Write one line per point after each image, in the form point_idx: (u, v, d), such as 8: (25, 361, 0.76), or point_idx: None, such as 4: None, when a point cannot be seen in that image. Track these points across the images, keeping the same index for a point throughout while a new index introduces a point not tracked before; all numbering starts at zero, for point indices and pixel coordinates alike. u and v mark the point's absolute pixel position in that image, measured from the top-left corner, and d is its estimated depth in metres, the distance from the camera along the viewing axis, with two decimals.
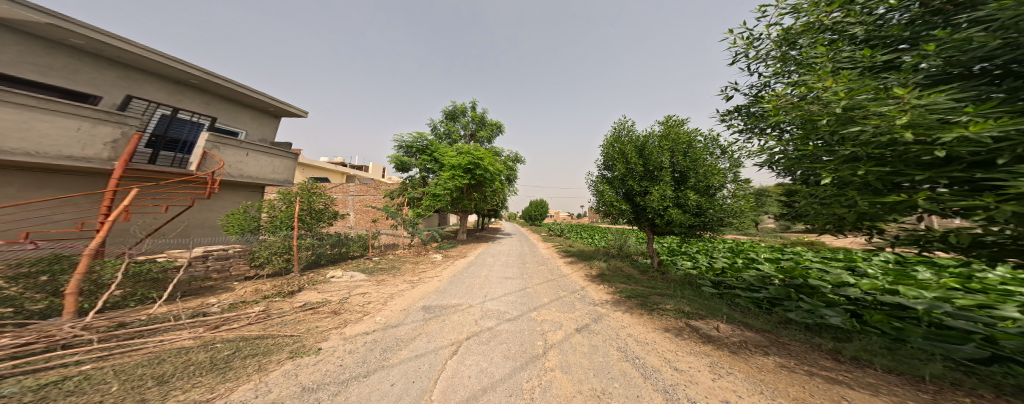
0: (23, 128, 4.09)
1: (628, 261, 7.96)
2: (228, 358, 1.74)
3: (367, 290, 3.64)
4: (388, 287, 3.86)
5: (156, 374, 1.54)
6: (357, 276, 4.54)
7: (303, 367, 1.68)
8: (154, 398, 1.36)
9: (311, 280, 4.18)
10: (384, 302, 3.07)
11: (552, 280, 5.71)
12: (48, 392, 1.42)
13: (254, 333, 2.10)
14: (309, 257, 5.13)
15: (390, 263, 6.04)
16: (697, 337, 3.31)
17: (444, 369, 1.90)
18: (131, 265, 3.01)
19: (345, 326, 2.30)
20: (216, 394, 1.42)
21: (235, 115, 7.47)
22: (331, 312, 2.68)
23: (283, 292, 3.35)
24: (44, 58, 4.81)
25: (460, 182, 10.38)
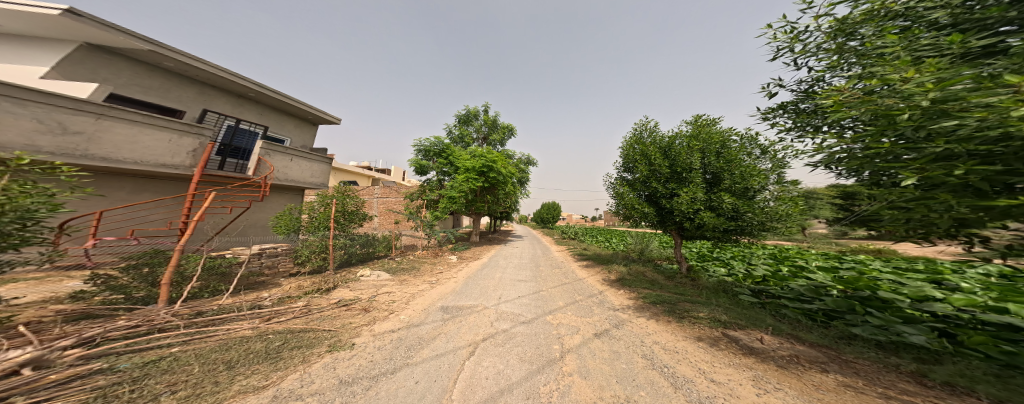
0: (132, 141, 5.02)
1: (650, 267, 7.51)
2: (280, 348, 2.00)
3: (391, 289, 3.91)
4: (410, 287, 4.10)
5: (225, 360, 1.82)
6: (383, 275, 4.87)
7: (340, 361, 1.87)
8: (221, 382, 1.60)
9: (344, 277, 4.59)
10: (407, 302, 3.27)
11: (568, 284, 5.60)
12: (149, 369, 1.75)
13: (299, 326, 2.38)
14: (343, 255, 5.60)
15: (410, 264, 6.38)
16: (736, 348, 3.03)
17: (463, 370, 1.98)
18: (206, 261, 3.56)
19: (374, 324, 2.51)
20: (270, 382, 1.63)
21: (282, 124, 8.34)
22: (362, 309, 2.94)
23: (321, 289, 3.72)
24: (146, 80, 5.77)
25: (473, 185, 10.56)
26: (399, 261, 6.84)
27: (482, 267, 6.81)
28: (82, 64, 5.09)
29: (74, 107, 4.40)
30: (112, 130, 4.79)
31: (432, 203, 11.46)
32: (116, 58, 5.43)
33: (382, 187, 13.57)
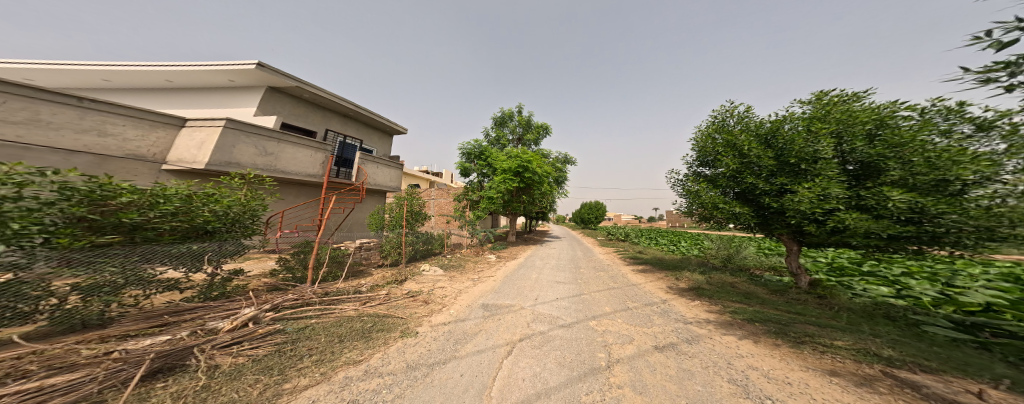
0: (296, 158, 7.20)
1: (729, 279, 5.95)
2: (370, 329, 2.58)
3: (443, 284, 4.42)
4: (458, 283, 4.54)
5: (337, 334, 2.48)
6: (438, 271, 5.56)
7: (408, 347, 2.26)
8: (327, 355, 2.19)
9: (410, 270, 5.45)
10: (456, 297, 3.65)
11: (617, 291, 5.04)
12: (298, 334, 2.58)
13: (382, 312, 3.00)
14: (413, 250, 6.65)
15: (458, 261, 7.06)
16: (910, 394, 2.04)
17: (501, 369, 2.11)
18: (330, 253, 4.85)
19: (431, 315, 2.91)
20: (364, 357, 2.15)
21: (372, 137, 10.28)
22: (423, 301, 3.44)
23: (397, 280, 4.56)
24: (296, 110, 7.99)
25: (509, 186, 10.79)
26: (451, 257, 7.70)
27: (521, 267, 6.95)
28: (267, 102, 7.45)
29: (270, 136, 6.71)
30: (286, 151, 7.00)
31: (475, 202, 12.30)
32: (282, 96, 7.71)
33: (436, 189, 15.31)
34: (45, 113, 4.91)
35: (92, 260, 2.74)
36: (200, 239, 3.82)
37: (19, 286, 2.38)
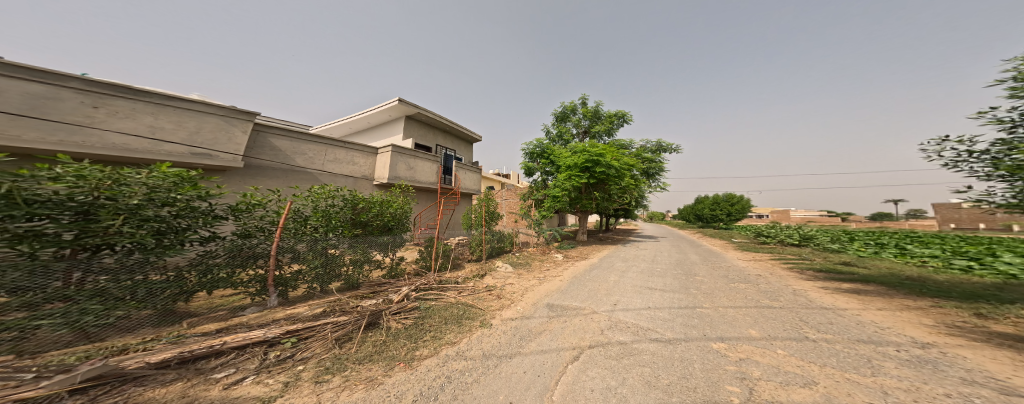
0: (421, 170, 9.36)
1: (961, 332, 3.44)
2: (464, 315, 3.22)
3: (512, 281, 4.79)
4: (525, 281, 4.77)
5: (446, 316, 3.23)
6: (507, 268, 6.01)
7: (484, 338, 2.85)
8: (434, 335, 2.93)
9: (490, 266, 6.28)
10: (523, 293, 3.84)
11: (722, 314, 3.86)
12: (423, 312, 3.62)
13: (469, 301, 3.62)
14: (489, 248, 7.52)
15: (525, 260, 7.44)
16: None
17: (564, 374, 2.25)
18: (440, 248, 6.20)
19: (503, 309, 3.32)
20: (458, 340, 2.83)
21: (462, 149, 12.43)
22: (496, 296, 3.86)
23: (479, 274, 5.31)
24: (417, 130, 10.45)
25: (575, 182, 10.66)
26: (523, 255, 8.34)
27: (588, 267, 6.68)
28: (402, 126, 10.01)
29: (408, 153, 8.97)
30: (416, 165, 9.20)
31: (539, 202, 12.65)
32: (410, 120, 10.22)
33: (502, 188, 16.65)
34: (338, 155, 8.67)
35: (357, 243, 4.91)
36: (390, 233, 5.69)
37: (337, 258, 4.62)
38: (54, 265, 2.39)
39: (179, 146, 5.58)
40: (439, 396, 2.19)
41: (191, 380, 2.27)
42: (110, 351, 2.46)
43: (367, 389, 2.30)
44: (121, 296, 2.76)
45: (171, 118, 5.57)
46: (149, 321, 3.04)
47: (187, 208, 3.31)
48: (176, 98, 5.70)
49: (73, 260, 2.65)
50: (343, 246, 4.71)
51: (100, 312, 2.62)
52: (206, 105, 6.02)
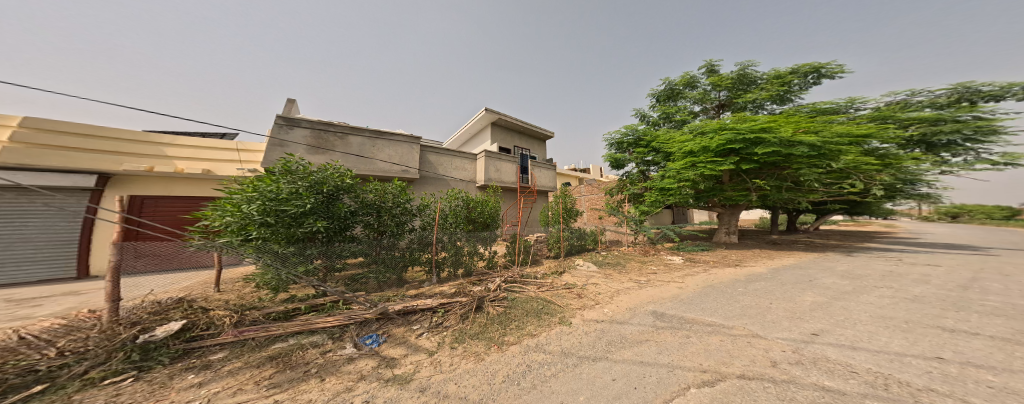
0: (503, 171, 11.19)
1: None
2: (558, 317, 3.94)
3: (598, 281, 5.78)
4: (615, 283, 5.72)
5: (548, 316, 3.91)
6: (591, 267, 6.89)
7: (565, 335, 3.50)
8: (518, 326, 3.68)
9: (567, 264, 7.20)
10: (610, 296, 4.80)
11: (954, 363, 2.35)
12: (522, 310, 4.12)
13: (552, 301, 4.65)
14: (569, 244, 8.25)
15: (616, 259, 8.10)
16: None
17: (681, 395, 2.03)
18: (525, 248, 6.98)
19: (584, 308, 4.27)
20: (537, 334, 3.53)
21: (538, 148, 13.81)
22: (577, 294, 4.89)
23: (557, 271, 6.33)
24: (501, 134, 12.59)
25: (706, 169, 10.52)
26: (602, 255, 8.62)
27: (680, 282, 5.96)
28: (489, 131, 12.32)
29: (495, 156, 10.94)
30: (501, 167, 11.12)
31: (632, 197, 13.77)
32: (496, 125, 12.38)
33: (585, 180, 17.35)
34: (476, 167, 10.65)
35: (478, 240, 5.92)
36: (489, 228, 6.41)
37: (463, 251, 5.69)
38: (371, 243, 4.60)
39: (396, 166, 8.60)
40: (522, 382, 2.85)
41: (402, 326, 3.81)
42: (385, 298, 4.36)
43: (474, 361, 3.12)
44: (387, 265, 4.73)
45: (394, 149, 8.70)
46: (395, 283, 4.92)
47: (404, 211, 5.10)
48: (396, 135, 8.76)
49: (376, 238, 4.84)
50: (464, 240, 5.71)
51: (380, 274, 4.63)
52: (406, 137, 8.90)
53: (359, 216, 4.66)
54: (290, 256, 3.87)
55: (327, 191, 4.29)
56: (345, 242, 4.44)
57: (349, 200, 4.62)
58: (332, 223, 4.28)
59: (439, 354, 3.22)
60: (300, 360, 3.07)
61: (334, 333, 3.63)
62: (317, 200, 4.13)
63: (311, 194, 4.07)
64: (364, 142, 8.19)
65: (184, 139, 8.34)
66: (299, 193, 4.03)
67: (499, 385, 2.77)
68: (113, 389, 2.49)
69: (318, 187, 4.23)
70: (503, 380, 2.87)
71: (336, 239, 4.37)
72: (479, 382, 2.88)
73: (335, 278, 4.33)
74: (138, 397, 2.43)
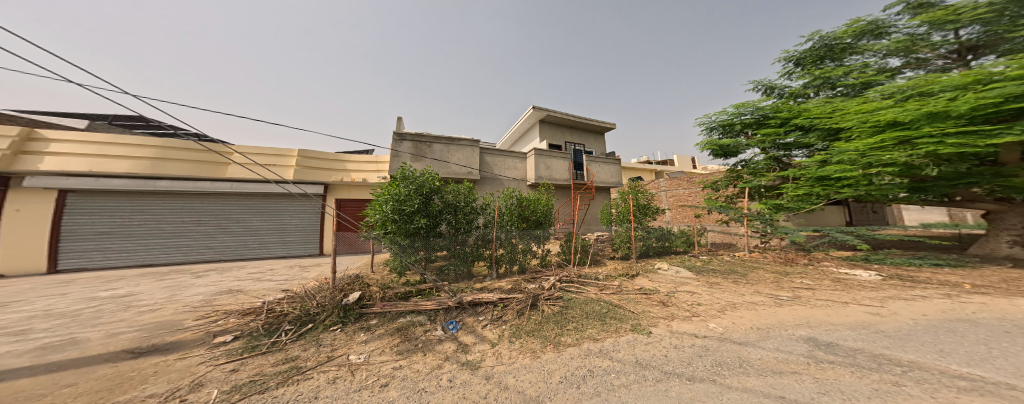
0: (556, 167, 12.17)
1: None
2: (642, 333, 3.71)
3: (692, 289, 5.43)
4: (716, 291, 5.27)
5: (629, 334, 3.68)
6: (680, 271, 6.76)
7: (644, 349, 3.34)
8: (579, 333, 3.75)
9: (644, 267, 7.11)
10: (721, 311, 4.36)
11: None
12: (586, 318, 4.14)
13: (620, 306, 4.54)
14: (642, 245, 8.04)
15: (722, 264, 7.64)
16: None
17: None
18: (584, 247, 7.22)
19: (669, 320, 4.08)
20: (602, 337, 3.60)
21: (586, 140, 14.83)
22: (659, 303, 4.70)
23: (631, 274, 6.44)
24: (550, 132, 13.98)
25: (944, 145, 6.82)
26: (692, 258, 8.41)
27: (852, 316, 4.23)
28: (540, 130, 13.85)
29: (547, 154, 11.98)
30: (555, 164, 12.05)
31: (752, 191, 10.93)
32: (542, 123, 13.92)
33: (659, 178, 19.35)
34: (530, 166, 11.74)
35: (533, 237, 6.48)
36: (540, 225, 6.70)
37: (517, 250, 6.25)
38: (453, 239, 5.72)
39: (463, 168, 10.38)
40: (583, 386, 2.74)
41: (471, 316, 4.45)
42: (459, 289, 5.19)
43: (531, 358, 3.28)
44: (462, 258, 5.72)
45: (462, 154, 10.51)
46: (465, 277, 5.94)
47: (468, 209, 5.99)
48: (462, 141, 10.57)
49: (451, 232, 5.83)
50: (517, 238, 6.28)
51: (457, 265, 5.63)
52: (470, 142, 10.64)
53: (442, 215, 5.76)
54: (405, 246, 5.32)
55: (423, 193, 5.53)
56: (431, 237, 5.57)
57: (438, 201, 5.81)
58: (427, 220, 5.48)
59: (500, 346, 3.58)
60: (415, 333, 4.09)
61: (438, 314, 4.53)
62: (416, 201, 5.40)
63: (415, 197, 5.41)
64: (445, 148, 10.25)
65: (360, 156, 12.55)
66: (407, 195, 5.39)
67: (557, 385, 2.75)
68: (333, 333, 4.13)
69: (423, 191, 5.54)
70: (559, 380, 2.84)
71: (426, 233, 5.54)
72: (536, 379, 2.94)
73: (428, 267, 5.56)
74: (340, 342, 3.93)
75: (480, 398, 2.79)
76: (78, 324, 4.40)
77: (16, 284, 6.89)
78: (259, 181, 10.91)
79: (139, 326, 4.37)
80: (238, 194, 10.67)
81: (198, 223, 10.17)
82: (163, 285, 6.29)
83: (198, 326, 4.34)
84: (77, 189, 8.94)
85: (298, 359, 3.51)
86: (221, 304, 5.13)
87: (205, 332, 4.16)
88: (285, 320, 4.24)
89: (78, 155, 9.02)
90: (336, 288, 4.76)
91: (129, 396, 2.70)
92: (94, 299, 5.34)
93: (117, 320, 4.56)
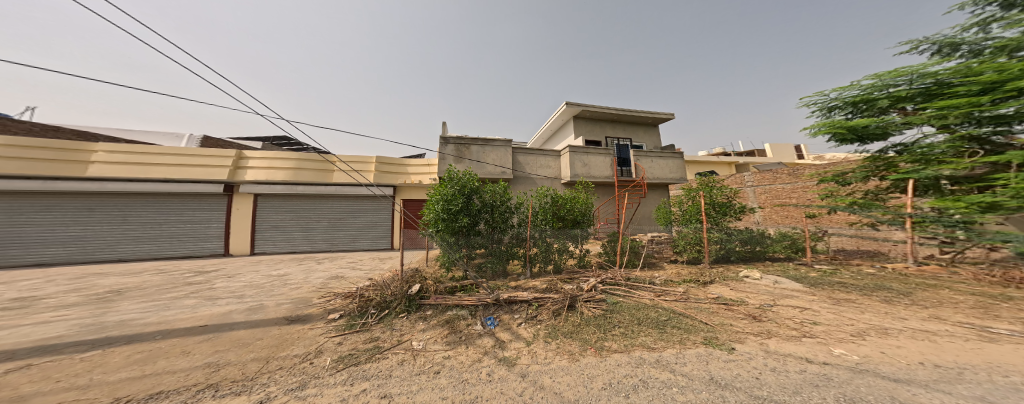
0: (593, 165, 13.14)
1: None
2: (714, 358, 3.25)
3: (784, 302, 5.23)
4: (825, 308, 4.85)
5: (696, 359, 3.23)
6: (769, 280, 6.80)
7: (719, 365, 3.10)
8: (624, 345, 3.69)
9: (725, 276, 7.37)
10: (822, 328, 4.04)
11: None
12: (631, 329, 4.15)
13: (685, 312, 4.83)
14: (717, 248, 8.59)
15: (835, 277, 7.01)
16: None
17: None
18: (641, 248, 8.29)
19: (755, 336, 3.90)
20: (663, 347, 3.64)
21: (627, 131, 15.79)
22: (745, 315, 4.69)
23: (700, 282, 6.76)
24: (588, 128, 15.21)
25: None
26: (798, 267, 8.31)
27: None
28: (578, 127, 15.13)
29: (583, 151, 13.02)
30: (591, 161, 13.02)
31: (919, 183, 7.53)
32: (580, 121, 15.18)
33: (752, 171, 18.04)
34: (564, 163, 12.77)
35: (567, 237, 6.98)
36: (578, 226, 7.16)
37: (550, 251, 6.84)
38: (489, 240, 6.58)
39: (497, 168, 11.74)
40: (631, 395, 2.50)
41: (507, 314, 4.81)
42: (496, 287, 5.73)
43: (569, 361, 3.33)
44: (497, 256, 6.57)
45: (498, 155, 11.90)
46: (498, 275, 6.69)
47: (501, 211, 6.77)
48: (497, 142, 12.00)
49: (487, 231, 6.65)
50: (551, 237, 6.91)
51: (493, 265, 6.49)
52: (503, 141, 12.04)
53: (481, 215, 6.61)
54: (451, 243, 6.22)
55: (465, 193, 6.40)
56: (470, 236, 6.41)
57: (478, 200, 6.61)
58: (466, 218, 6.31)
59: (535, 345, 3.77)
60: (460, 326, 4.47)
61: (484, 309, 4.87)
62: (459, 200, 6.28)
63: (459, 197, 6.28)
64: (480, 150, 11.74)
65: (419, 160, 14.28)
66: (452, 195, 6.28)
67: (599, 390, 2.59)
68: (402, 319, 4.87)
69: (464, 191, 6.42)
70: (602, 387, 2.68)
71: (466, 229, 6.39)
72: (574, 382, 2.85)
73: (469, 264, 6.37)
74: (404, 329, 4.54)
75: (515, 395, 2.72)
76: (262, 294, 6.56)
77: (234, 261, 10.44)
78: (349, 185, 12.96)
79: (292, 299, 6.21)
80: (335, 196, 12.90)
81: (315, 220, 12.66)
82: (302, 268, 8.82)
83: (323, 303, 5.86)
84: (260, 194, 12.07)
85: (379, 339, 4.24)
86: (338, 286, 6.80)
87: (325, 309, 5.55)
88: (367, 305, 5.15)
89: (262, 169, 12.14)
90: (402, 278, 5.55)
91: (284, 354, 3.83)
92: (270, 277, 7.81)
93: (281, 293, 6.59)
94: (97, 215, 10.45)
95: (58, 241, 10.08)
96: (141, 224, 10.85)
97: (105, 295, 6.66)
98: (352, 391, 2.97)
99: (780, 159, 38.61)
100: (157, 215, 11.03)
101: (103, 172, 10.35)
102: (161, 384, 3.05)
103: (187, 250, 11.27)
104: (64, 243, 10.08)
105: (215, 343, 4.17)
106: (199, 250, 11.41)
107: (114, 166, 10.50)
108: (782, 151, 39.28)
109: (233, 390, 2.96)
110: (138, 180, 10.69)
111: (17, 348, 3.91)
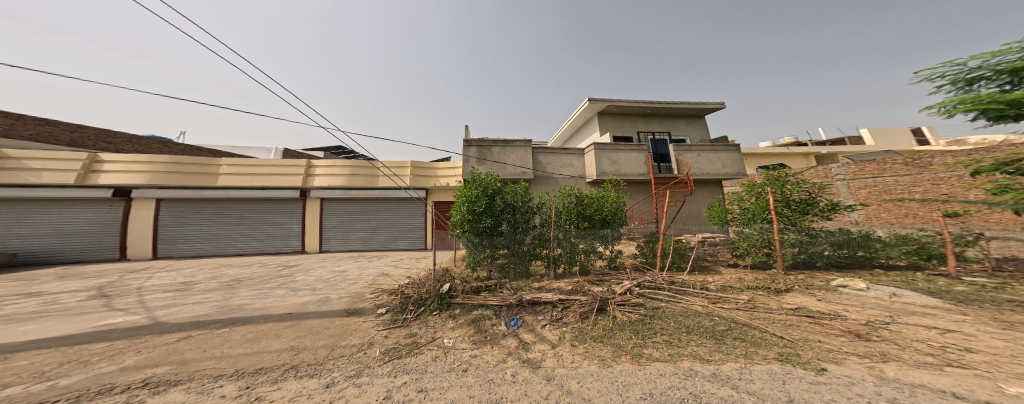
0: (625, 163, 12.47)
1: None
2: (795, 377, 2.61)
3: (903, 321, 4.07)
4: (989, 335, 3.52)
5: (772, 378, 2.60)
6: (876, 292, 5.48)
7: (799, 387, 2.43)
8: (662, 351, 3.31)
9: (813, 285, 6.14)
10: (982, 357, 2.91)
11: None
12: (677, 339, 3.63)
13: (743, 322, 4.10)
14: (794, 252, 7.20)
15: (993, 293, 5.21)
16: None
17: None
18: (688, 249, 7.43)
19: (856, 358, 2.99)
20: (716, 358, 3.06)
21: (664, 124, 14.88)
22: (847, 333, 3.70)
23: (774, 291, 5.71)
24: (619, 124, 14.54)
25: None
26: (935, 279, 6.38)
27: None
28: (607, 124, 14.51)
29: (613, 148, 12.43)
30: (621, 159, 12.37)
31: None
32: (607, 117, 14.60)
33: (846, 164, 14.77)
34: (591, 160, 12.34)
35: (597, 237, 6.66)
36: (609, 225, 6.81)
37: (576, 252, 6.64)
38: (513, 243, 6.68)
39: (519, 169, 11.92)
40: None
41: (531, 315, 4.70)
42: (521, 288, 5.66)
43: (599, 366, 3.03)
44: (523, 256, 6.63)
45: (522, 157, 12.04)
46: (523, 276, 6.76)
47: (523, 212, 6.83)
48: (520, 143, 12.15)
49: (510, 231, 6.74)
50: (577, 238, 6.66)
51: (517, 265, 6.56)
52: (524, 142, 12.14)
53: (505, 216, 6.74)
54: (476, 244, 6.50)
55: (487, 195, 6.61)
56: (493, 237, 6.54)
57: (500, 201, 6.77)
58: (488, 220, 6.45)
59: (561, 349, 3.55)
60: (486, 326, 4.50)
61: (512, 311, 4.83)
62: (479, 203, 6.52)
63: (480, 200, 6.52)
64: (502, 151, 12.01)
65: (446, 164, 15.38)
66: (475, 197, 6.53)
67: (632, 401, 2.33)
68: (435, 317, 5.11)
69: (487, 192, 6.64)
70: (641, 398, 2.37)
71: (489, 229, 6.53)
72: (606, 389, 2.58)
73: (493, 264, 6.54)
74: (436, 327, 4.72)
75: (541, 398, 2.57)
76: (329, 287, 7.69)
77: (312, 258, 12.52)
78: (387, 187, 14.57)
79: (349, 293, 7.10)
80: (380, 197, 14.65)
81: (369, 220, 14.60)
82: (356, 265, 10.09)
83: (374, 298, 6.54)
84: (325, 198, 14.35)
85: (416, 335, 4.47)
86: (385, 282, 7.56)
87: (375, 303, 6.17)
88: (405, 301, 5.49)
89: (324, 176, 14.31)
90: (435, 277, 5.85)
91: (345, 343, 4.32)
92: (335, 272, 9.09)
93: (343, 287, 7.61)
94: (223, 217, 13.70)
95: (198, 237, 13.38)
96: (249, 224, 13.84)
97: (230, 282, 8.61)
98: (393, 383, 3.14)
99: (887, 147, 30.50)
100: (259, 218, 13.96)
101: (224, 182, 13.50)
102: (262, 361, 3.71)
103: (282, 247, 13.99)
104: (206, 239, 13.45)
105: (297, 328, 4.97)
106: (285, 247, 14.02)
107: (230, 177, 13.61)
108: (892, 137, 30.86)
109: (306, 372, 3.44)
110: (245, 188, 13.68)
111: (180, 322, 5.25)
